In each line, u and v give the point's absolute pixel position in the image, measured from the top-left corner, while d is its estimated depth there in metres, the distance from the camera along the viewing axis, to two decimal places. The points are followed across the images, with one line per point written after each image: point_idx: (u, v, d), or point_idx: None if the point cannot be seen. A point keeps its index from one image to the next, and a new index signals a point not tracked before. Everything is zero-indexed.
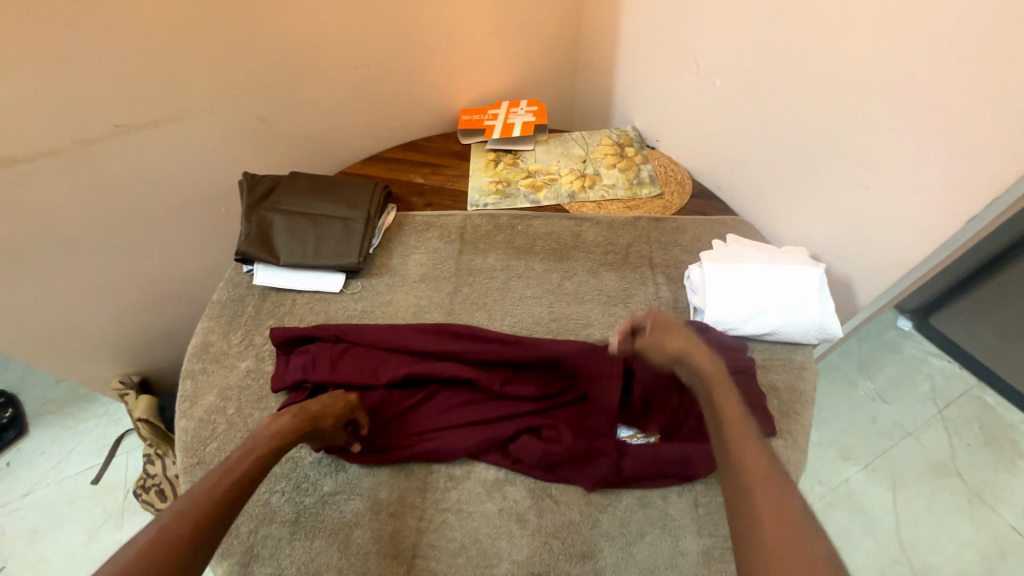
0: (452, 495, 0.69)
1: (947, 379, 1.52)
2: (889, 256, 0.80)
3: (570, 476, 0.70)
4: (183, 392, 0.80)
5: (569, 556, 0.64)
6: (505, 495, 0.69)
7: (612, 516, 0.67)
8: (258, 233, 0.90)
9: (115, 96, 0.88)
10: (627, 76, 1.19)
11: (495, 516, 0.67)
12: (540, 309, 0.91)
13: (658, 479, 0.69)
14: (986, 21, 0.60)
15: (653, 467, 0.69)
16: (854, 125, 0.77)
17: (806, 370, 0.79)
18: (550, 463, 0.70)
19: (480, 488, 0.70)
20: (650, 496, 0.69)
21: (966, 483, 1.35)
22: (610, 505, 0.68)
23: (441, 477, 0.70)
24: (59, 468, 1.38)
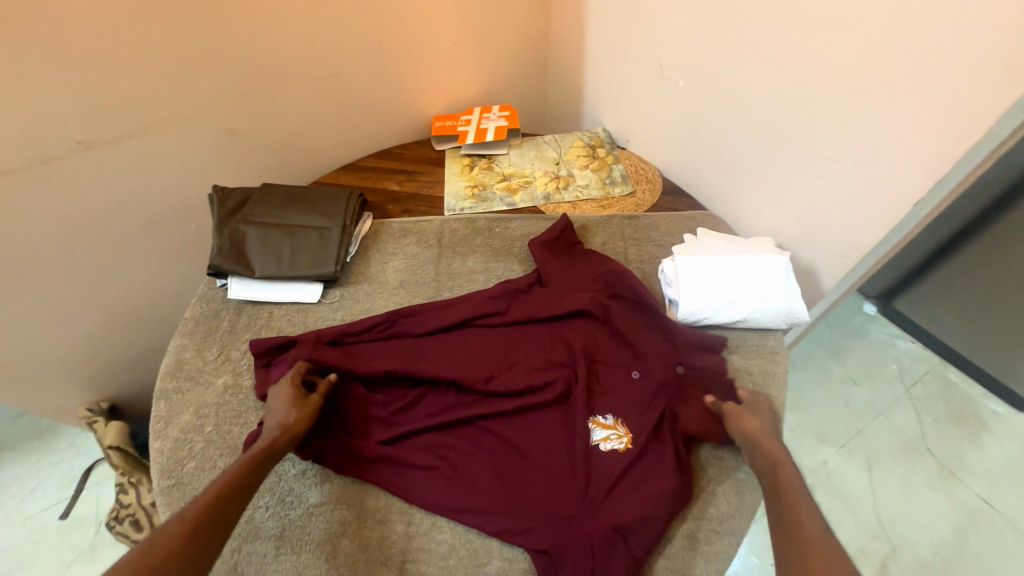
0: None
1: (914, 359, 1.59)
2: (847, 242, 0.84)
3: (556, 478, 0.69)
4: (156, 413, 0.77)
5: None
6: None
7: None
8: (230, 246, 0.89)
9: (73, 111, 0.85)
10: (595, 78, 1.23)
11: None
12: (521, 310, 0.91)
13: None
14: (918, 17, 0.64)
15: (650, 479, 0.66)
16: (807, 119, 0.82)
17: (777, 354, 0.81)
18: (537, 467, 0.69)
19: None
20: None
21: (936, 458, 1.42)
22: None
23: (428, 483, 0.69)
24: (23, 506, 1.32)
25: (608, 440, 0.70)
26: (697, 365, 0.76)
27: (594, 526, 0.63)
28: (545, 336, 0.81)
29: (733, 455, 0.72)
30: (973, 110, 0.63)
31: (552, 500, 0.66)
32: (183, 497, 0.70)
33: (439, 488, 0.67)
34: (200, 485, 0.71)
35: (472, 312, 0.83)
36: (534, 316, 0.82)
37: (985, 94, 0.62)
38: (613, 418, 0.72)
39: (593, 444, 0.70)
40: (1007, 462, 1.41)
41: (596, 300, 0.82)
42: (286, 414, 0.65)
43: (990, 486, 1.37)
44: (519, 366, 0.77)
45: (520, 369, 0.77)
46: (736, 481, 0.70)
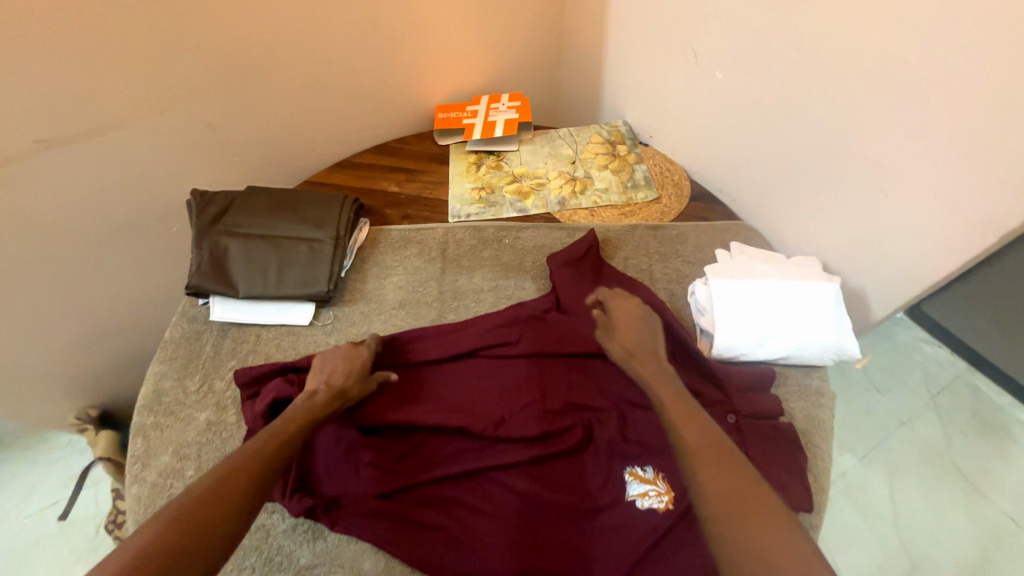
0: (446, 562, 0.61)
1: (940, 365, 1.52)
2: (907, 267, 0.73)
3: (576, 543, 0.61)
4: (133, 453, 0.70)
5: None
6: None
7: None
8: (211, 262, 0.80)
9: (25, 107, 0.75)
10: (616, 65, 1.10)
11: None
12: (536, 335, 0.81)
13: None
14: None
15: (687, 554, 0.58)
16: (873, 124, 0.70)
17: (822, 396, 0.71)
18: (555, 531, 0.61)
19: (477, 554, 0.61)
20: None
21: (961, 472, 1.36)
22: None
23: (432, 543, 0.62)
24: (22, 505, 1.31)
25: (644, 496, 0.62)
26: (743, 412, 0.67)
27: None
28: (560, 368, 0.73)
29: None
30: None
31: (576, 569, 0.58)
32: None
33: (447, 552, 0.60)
34: None
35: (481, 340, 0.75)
36: (547, 344, 0.74)
37: None
38: (653, 471, 0.63)
39: (621, 500, 0.62)
40: None
41: None
42: (343, 378, 0.65)
43: (1017, 502, 1.31)
44: (533, 407, 0.69)
45: (535, 409, 0.69)
46: None
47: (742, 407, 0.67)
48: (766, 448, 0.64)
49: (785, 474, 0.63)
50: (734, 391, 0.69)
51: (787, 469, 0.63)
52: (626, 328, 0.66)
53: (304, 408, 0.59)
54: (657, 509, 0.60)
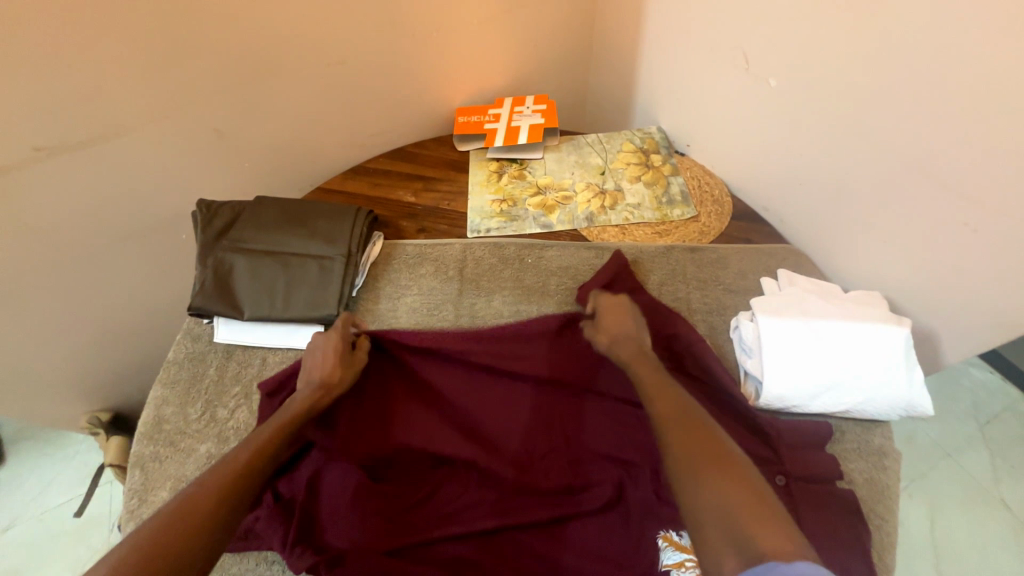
0: None
1: (988, 392, 1.45)
2: (996, 313, 0.63)
3: None
4: (131, 486, 0.67)
5: None
6: None
7: None
8: (215, 280, 0.75)
9: (26, 113, 0.71)
10: (652, 67, 1.01)
11: None
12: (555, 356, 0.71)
13: None
14: None
15: None
16: (963, 146, 0.60)
17: (886, 457, 0.63)
18: None
19: None
20: None
21: (1010, 510, 1.27)
22: None
23: None
24: (39, 500, 1.31)
25: (681, 568, 0.54)
26: (793, 473, 0.59)
27: None
28: (582, 409, 0.67)
29: None
30: None
31: None
32: None
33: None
34: None
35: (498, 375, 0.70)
36: (568, 381, 0.68)
37: None
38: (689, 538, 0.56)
39: (654, 566, 0.56)
40: None
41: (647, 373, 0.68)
42: (326, 369, 0.63)
43: None
44: (553, 456, 0.64)
45: (556, 458, 0.64)
46: None
47: (792, 467, 0.59)
48: (823, 518, 0.57)
49: (844, 552, 0.55)
50: (784, 448, 0.61)
51: (845, 545, 0.56)
52: (614, 323, 0.66)
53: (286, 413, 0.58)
54: None
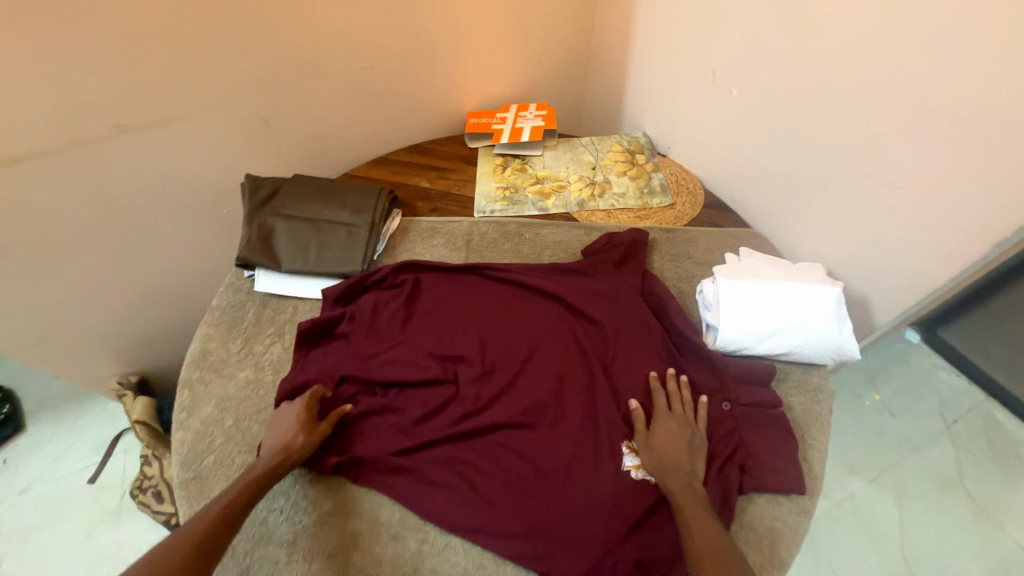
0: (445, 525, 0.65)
1: (956, 392, 1.55)
2: (912, 277, 0.76)
3: (579, 519, 0.63)
4: (179, 403, 0.78)
5: None
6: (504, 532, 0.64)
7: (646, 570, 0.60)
8: (259, 237, 0.88)
9: (112, 96, 0.86)
10: (639, 81, 1.17)
11: (490, 553, 0.64)
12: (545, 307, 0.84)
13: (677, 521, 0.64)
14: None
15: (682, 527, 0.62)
16: (876, 140, 0.75)
17: (822, 392, 0.75)
18: (556, 502, 0.65)
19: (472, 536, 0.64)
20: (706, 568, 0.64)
21: (972, 498, 1.37)
22: (646, 562, 0.61)
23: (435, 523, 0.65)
24: (55, 466, 1.40)
25: (638, 468, 0.67)
26: (739, 401, 0.73)
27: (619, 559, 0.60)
28: (565, 349, 0.78)
29: (768, 499, 0.67)
30: None
31: (577, 533, 0.62)
32: (201, 492, 0.69)
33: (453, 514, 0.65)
34: (217, 481, 0.70)
35: (495, 323, 0.82)
36: (555, 328, 0.80)
37: None
38: None
39: (621, 472, 0.67)
40: None
41: (622, 316, 0.81)
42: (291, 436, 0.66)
43: None
44: (540, 380, 0.75)
45: (543, 381, 0.74)
46: (769, 529, 0.65)
47: (736, 396, 0.72)
48: (765, 434, 0.70)
49: (778, 460, 0.68)
50: (732, 382, 0.74)
51: (779, 456, 0.68)
52: (667, 444, 0.65)
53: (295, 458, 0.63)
54: (650, 481, 0.66)
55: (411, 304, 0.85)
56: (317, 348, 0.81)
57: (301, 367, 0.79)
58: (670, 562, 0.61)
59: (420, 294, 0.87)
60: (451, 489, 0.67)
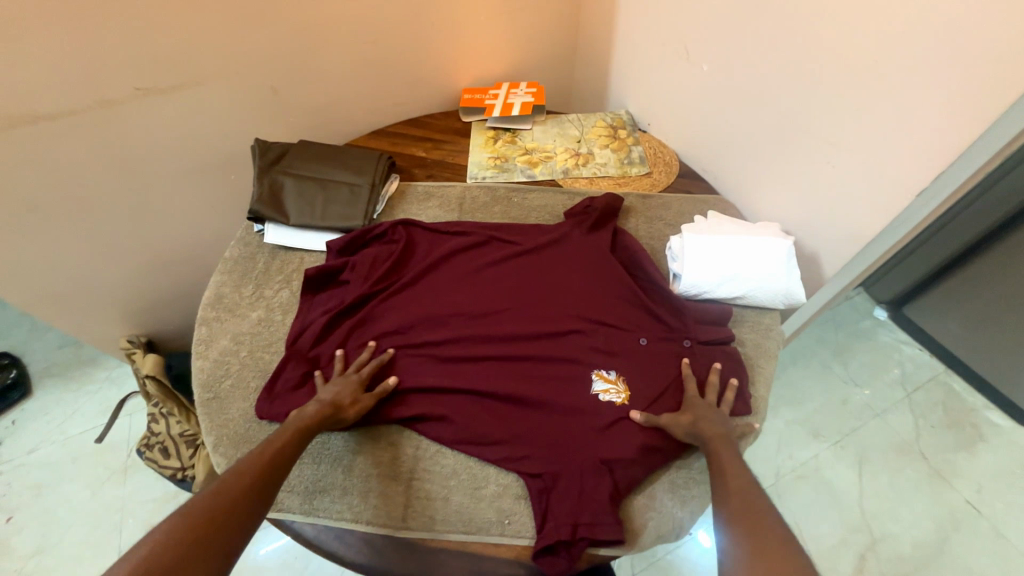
0: (436, 436, 0.74)
1: (917, 365, 1.62)
2: (852, 232, 0.86)
3: (551, 428, 0.73)
4: (198, 337, 0.86)
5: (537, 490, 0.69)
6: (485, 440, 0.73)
7: (612, 472, 0.69)
8: (269, 193, 0.96)
9: (135, 62, 0.94)
10: (623, 61, 1.26)
11: (473, 457, 0.73)
12: (529, 257, 0.92)
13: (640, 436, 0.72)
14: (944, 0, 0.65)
15: (643, 435, 0.72)
16: (822, 108, 0.84)
17: (772, 330, 0.88)
18: (533, 415, 0.74)
19: (459, 445, 0.73)
20: (676, 477, 0.73)
21: (928, 461, 1.45)
22: (612, 464, 0.70)
23: (427, 435, 0.74)
24: (63, 428, 1.47)
25: (606, 391, 0.76)
26: (699, 338, 0.83)
27: (586, 459, 0.69)
28: (545, 294, 0.87)
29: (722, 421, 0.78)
30: (981, 103, 0.65)
31: (551, 441, 0.72)
32: (220, 409, 0.78)
33: (441, 425, 0.74)
34: (235, 400, 0.79)
35: (483, 272, 0.91)
36: (536, 276, 0.90)
37: (974, 91, 0.65)
38: (615, 374, 0.78)
39: (591, 393, 0.76)
40: (1000, 471, 1.43)
41: (597, 264, 0.90)
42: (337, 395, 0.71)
43: (978, 491, 1.40)
44: (522, 319, 0.84)
45: (522, 321, 0.84)
46: None
47: (697, 334, 0.82)
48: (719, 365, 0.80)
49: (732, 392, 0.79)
50: (693, 322, 0.84)
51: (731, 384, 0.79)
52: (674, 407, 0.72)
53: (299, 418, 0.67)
54: (616, 402, 0.75)
55: (407, 254, 0.93)
56: (321, 293, 0.89)
57: (307, 308, 0.87)
58: (631, 461, 0.70)
59: (415, 246, 0.95)
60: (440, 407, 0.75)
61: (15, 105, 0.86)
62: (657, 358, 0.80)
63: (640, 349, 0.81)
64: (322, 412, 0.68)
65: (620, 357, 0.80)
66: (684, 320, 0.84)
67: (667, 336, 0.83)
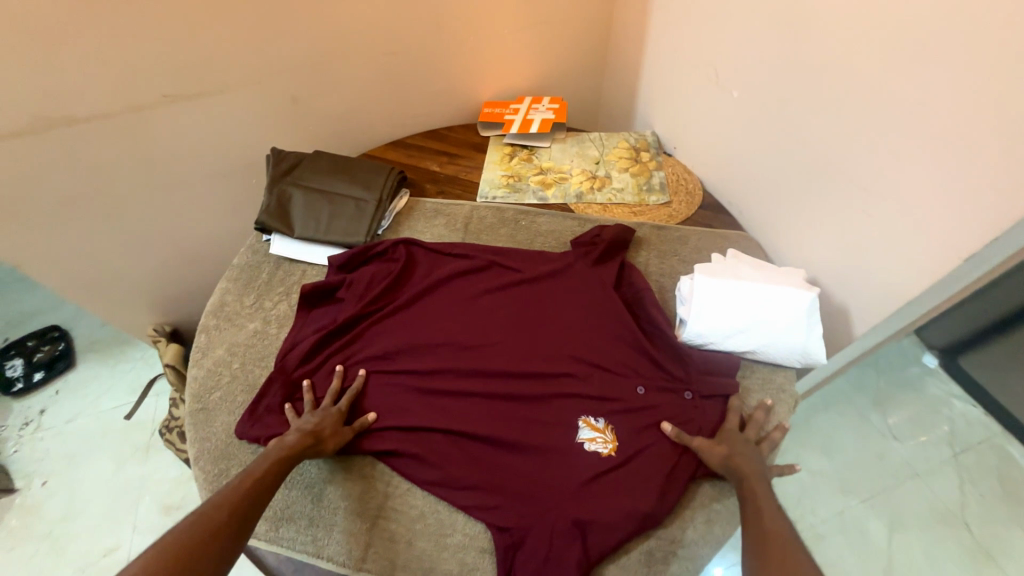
0: (408, 476, 0.72)
1: (968, 424, 1.45)
2: (885, 290, 0.77)
3: (525, 478, 0.69)
4: (196, 344, 0.88)
5: (501, 546, 0.66)
6: (457, 486, 0.70)
7: (585, 536, 0.65)
8: (277, 205, 0.97)
9: (162, 69, 0.97)
10: (652, 79, 1.19)
11: (443, 502, 0.70)
12: (529, 288, 0.88)
13: (623, 502, 0.67)
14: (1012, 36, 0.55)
15: (623, 499, 0.67)
16: (861, 148, 0.75)
17: (784, 390, 0.80)
18: (509, 463, 0.71)
19: (429, 487, 0.71)
20: (654, 549, 0.68)
21: (971, 535, 1.29)
22: (585, 527, 0.65)
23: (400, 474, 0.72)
24: (96, 402, 1.57)
25: (592, 441, 0.72)
26: (701, 391, 0.76)
27: (558, 517, 0.65)
28: (539, 331, 0.83)
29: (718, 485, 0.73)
30: None
31: (526, 496, 0.68)
32: (206, 421, 0.80)
33: (414, 463, 0.72)
34: (221, 412, 0.81)
35: (478, 301, 0.87)
36: (532, 311, 0.86)
37: None
38: (603, 423, 0.73)
39: (574, 442, 0.72)
40: None
41: (598, 302, 0.85)
42: (318, 424, 0.70)
43: None
44: (510, 355, 0.81)
45: (511, 357, 0.81)
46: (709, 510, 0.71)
47: (698, 387, 0.76)
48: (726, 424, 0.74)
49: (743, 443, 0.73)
50: (695, 374, 0.77)
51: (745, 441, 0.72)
52: None
53: (279, 446, 0.66)
54: (600, 455, 0.70)
55: (404, 276, 0.92)
56: (316, 310, 0.89)
57: (301, 324, 0.87)
58: (607, 526, 0.65)
59: (414, 269, 0.93)
60: (414, 443, 0.73)
61: (52, 109, 0.91)
62: (651, 410, 0.74)
63: (634, 399, 0.75)
64: (302, 442, 0.67)
65: (610, 406, 0.75)
66: (685, 371, 0.78)
67: (666, 385, 0.77)
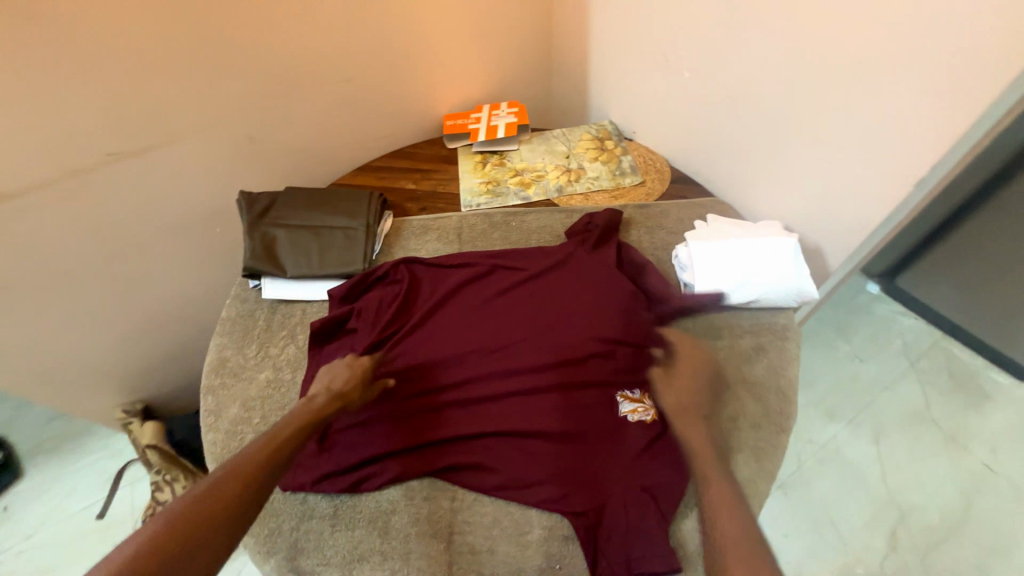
0: (471, 485, 0.72)
1: (916, 333, 1.64)
2: (850, 223, 0.88)
3: (586, 459, 0.72)
4: (205, 408, 0.82)
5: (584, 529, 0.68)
6: (523, 483, 0.71)
7: (658, 500, 0.68)
8: (262, 247, 0.93)
9: (102, 126, 0.90)
10: (600, 71, 1.26)
11: (512, 502, 0.71)
12: (538, 281, 0.90)
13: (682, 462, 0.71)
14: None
15: (681, 458, 0.72)
16: (810, 105, 0.85)
17: (787, 330, 0.88)
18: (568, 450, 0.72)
19: (495, 491, 0.71)
20: None
21: (940, 428, 1.47)
22: (654, 491, 0.69)
23: (463, 486, 0.72)
24: (62, 507, 1.39)
25: (634, 412, 0.75)
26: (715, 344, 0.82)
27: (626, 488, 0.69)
28: (560, 319, 0.85)
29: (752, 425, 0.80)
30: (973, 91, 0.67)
31: (592, 477, 0.70)
32: None
33: (477, 472, 0.72)
34: None
35: (493, 303, 0.88)
36: (547, 301, 0.88)
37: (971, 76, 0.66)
38: (640, 392, 0.78)
39: (620, 417, 0.75)
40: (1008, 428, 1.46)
41: (606, 281, 0.89)
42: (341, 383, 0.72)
43: (992, 451, 1.43)
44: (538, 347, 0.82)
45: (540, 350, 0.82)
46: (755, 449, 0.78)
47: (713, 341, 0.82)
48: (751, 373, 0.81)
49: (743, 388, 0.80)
50: None
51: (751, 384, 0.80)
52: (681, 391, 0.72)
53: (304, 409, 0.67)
54: (647, 421, 0.74)
55: (411, 293, 0.90)
56: (327, 347, 0.86)
57: (316, 361, 0.84)
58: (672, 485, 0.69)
59: (420, 286, 0.92)
60: (472, 452, 0.73)
61: None
62: None
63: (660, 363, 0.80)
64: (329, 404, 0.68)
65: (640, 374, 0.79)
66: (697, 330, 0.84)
67: None
